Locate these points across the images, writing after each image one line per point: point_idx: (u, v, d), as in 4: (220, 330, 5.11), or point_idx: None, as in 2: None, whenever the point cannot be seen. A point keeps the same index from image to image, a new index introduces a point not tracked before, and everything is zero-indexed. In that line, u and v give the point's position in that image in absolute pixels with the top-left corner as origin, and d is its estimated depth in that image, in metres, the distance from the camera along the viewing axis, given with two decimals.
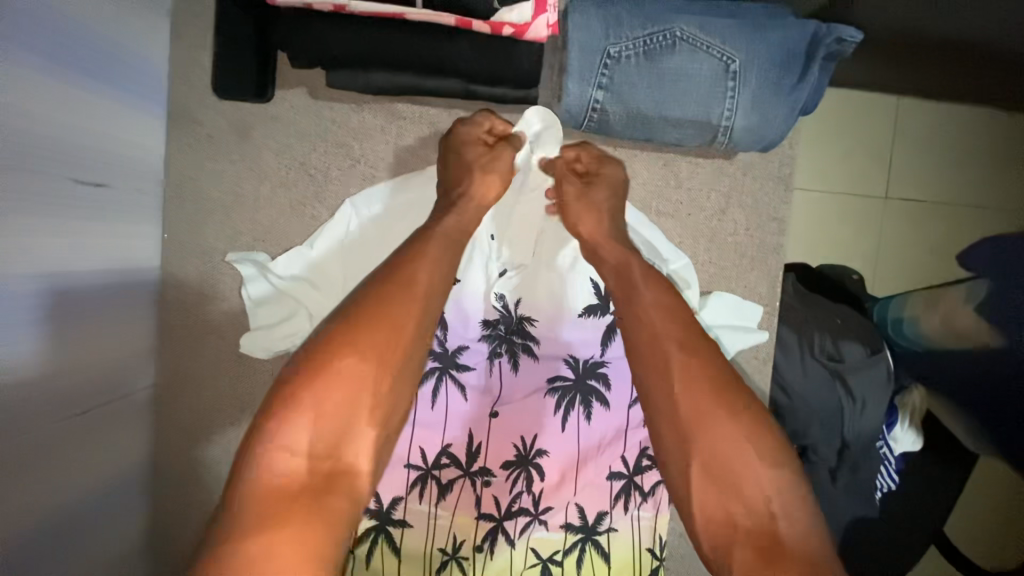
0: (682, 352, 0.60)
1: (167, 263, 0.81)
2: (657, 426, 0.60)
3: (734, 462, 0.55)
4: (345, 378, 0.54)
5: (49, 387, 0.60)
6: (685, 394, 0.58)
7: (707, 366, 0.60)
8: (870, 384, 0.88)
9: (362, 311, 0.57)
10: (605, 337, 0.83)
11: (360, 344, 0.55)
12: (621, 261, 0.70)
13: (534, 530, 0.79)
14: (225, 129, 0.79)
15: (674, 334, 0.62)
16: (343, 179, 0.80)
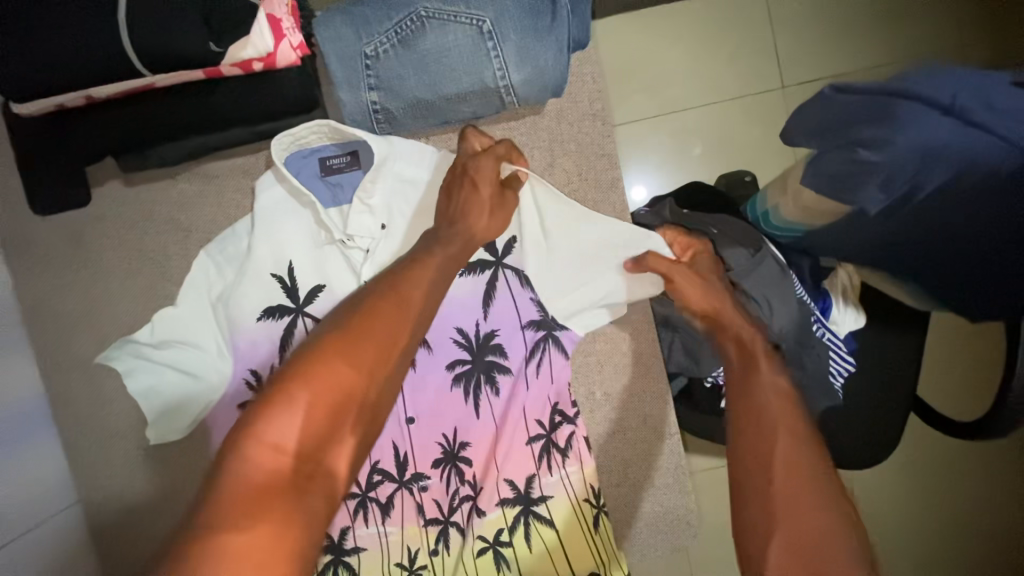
0: (789, 435, 0.57)
1: (51, 383, 0.82)
2: (743, 475, 0.56)
3: (825, 552, 0.49)
4: (334, 379, 0.57)
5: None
6: (784, 465, 0.55)
7: (816, 474, 0.54)
8: (766, 282, 0.88)
9: (354, 333, 0.61)
10: (485, 300, 0.82)
11: (361, 353, 0.60)
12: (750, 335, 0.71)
13: (476, 519, 0.82)
14: (61, 242, 0.80)
15: (787, 423, 0.58)
16: (184, 252, 0.80)
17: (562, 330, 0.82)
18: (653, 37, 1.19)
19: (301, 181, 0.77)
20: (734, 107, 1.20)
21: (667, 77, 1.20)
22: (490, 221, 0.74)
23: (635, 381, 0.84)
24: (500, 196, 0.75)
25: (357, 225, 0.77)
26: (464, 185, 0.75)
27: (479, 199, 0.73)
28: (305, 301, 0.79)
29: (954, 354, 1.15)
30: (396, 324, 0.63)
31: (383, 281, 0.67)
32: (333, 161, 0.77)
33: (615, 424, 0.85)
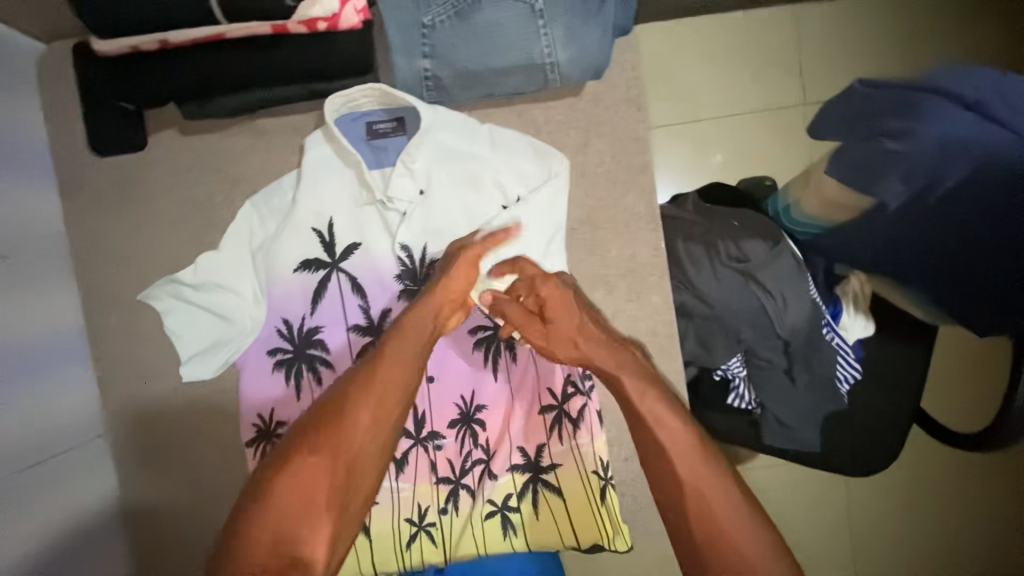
0: (693, 479, 0.59)
1: (90, 318, 0.85)
2: (675, 527, 0.60)
3: None
4: (302, 468, 0.59)
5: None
6: (697, 517, 0.58)
7: (722, 483, 0.59)
8: (781, 277, 0.92)
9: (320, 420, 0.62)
10: None
11: (321, 438, 0.60)
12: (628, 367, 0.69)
13: (487, 482, 0.84)
14: (114, 184, 0.84)
15: (686, 463, 0.60)
16: (228, 202, 0.84)
17: None
18: (686, 42, 1.24)
19: (348, 141, 0.80)
20: (760, 114, 1.24)
21: (697, 82, 1.24)
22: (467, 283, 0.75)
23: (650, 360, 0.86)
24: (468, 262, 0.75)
25: (397, 188, 0.81)
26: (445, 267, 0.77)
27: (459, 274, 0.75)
28: (341, 257, 0.83)
29: (959, 368, 1.18)
30: (353, 405, 0.62)
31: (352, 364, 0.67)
32: (380, 126, 0.81)
33: None
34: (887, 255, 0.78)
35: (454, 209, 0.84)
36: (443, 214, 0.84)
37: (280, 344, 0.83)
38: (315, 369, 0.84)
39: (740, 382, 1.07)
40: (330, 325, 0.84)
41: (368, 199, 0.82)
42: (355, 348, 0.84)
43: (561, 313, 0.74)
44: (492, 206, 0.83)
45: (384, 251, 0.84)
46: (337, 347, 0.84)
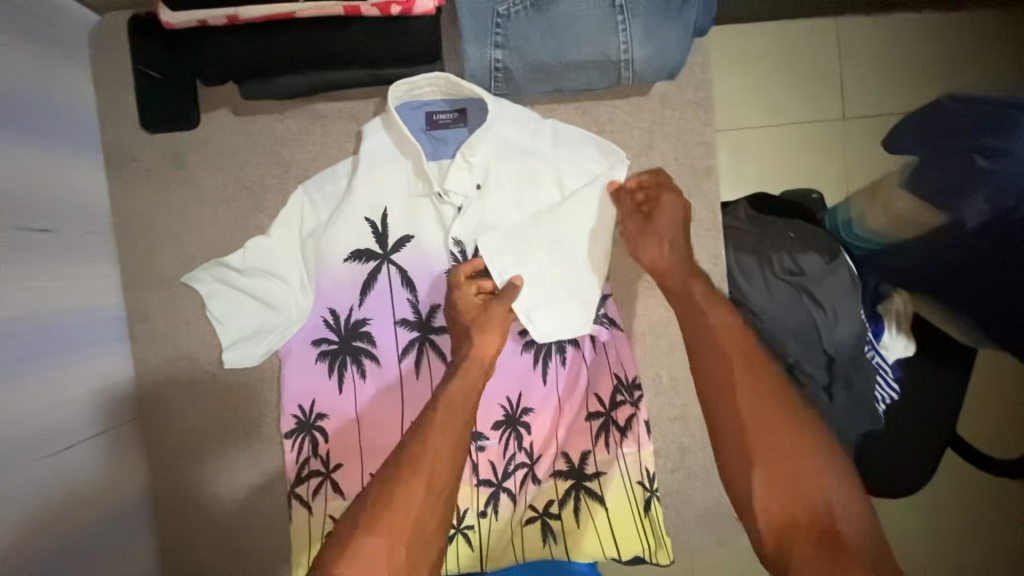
0: (746, 375, 0.65)
1: (129, 298, 0.83)
2: (720, 416, 0.65)
3: (801, 471, 0.58)
4: (364, 552, 0.58)
5: (15, 432, 0.62)
6: (748, 404, 0.63)
7: (773, 381, 0.64)
8: (835, 293, 0.90)
9: (374, 505, 0.62)
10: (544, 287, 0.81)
11: (381, 522, 0.60)
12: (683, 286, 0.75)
13: (530, 487, 0.82)
14: (162, 161, 0.82)
15: (737, 357, 0.67)
16: (280, 186, 0.82)
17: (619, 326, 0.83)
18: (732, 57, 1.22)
19: (406, 131, 0.78)
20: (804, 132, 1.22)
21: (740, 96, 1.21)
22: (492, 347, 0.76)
23: None
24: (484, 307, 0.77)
25: (453, 181, 0.79)
26: (451, 310, 0.78)
27: (477, 322, 0.76)
28: (392, 249, 0.81)
29: (1002, 391, 1.16)
30: (400, 493, 0.62)
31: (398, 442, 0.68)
32: (440, 117, 0.79)
33: (676, 409, 0.86)
34: (957, 274, 0.75)
35: (510, 205, 0.81)
36: (498, 211, 0.81)
37: (324, 335, 0.81)
38: (359, 362, 0.82)
39: None
40: (378, 319, 0.82)
41: (423, 191, 0.80)
42: (402, 344, 0.82)
43: (665, 214, 0.79)
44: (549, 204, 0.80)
45: (436, 246, 0.82)
46: (384, 341, 0.82)
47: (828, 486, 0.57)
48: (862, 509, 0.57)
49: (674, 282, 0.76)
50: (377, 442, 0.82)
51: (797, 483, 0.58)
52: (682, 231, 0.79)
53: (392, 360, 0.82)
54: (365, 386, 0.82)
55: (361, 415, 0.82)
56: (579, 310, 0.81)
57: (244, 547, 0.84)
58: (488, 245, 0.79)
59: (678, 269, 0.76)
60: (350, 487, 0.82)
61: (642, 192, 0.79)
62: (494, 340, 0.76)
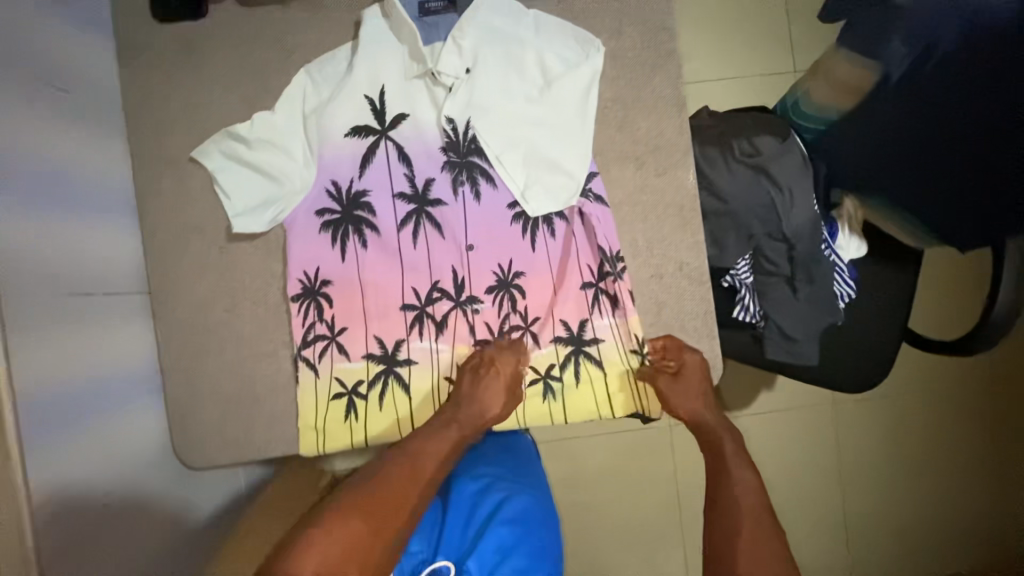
0: (748, 520, 0.72)
1: (137, 178, 0.87)
2: (715, 542, 0.72)
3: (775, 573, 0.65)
4: (350, 531, 0.66)
5: (40, 260, 0.67)
6: (747, 542, 0.69)
7: (774, 535, 0.70)
8: (790, 171, 1.00)
9: (363, 501, 0.71)
10: (534, 167, 0.89)
11: (368, 511, 0.69)
12: (716, 441, 0.86)
13: (532, 350, 0.89)
14: (170, 50, 0.88)
15: (750, 511, 0.73)
16: (281, 71, 0.88)
17: (600, 199, 0.89)
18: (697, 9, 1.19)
19: (401, 13, 0.85)
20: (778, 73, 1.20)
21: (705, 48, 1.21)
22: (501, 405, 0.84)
23: (676, 234, 0.90)
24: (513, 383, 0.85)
25: (446, 63, 0.86)
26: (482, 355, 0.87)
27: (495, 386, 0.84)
28: (390, 126, 0.88)
29: (943, 287, 1.30)
30: (389, 494, 0.73)
31: (395, 448, 0.80)
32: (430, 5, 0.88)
33: (652, 270, 0.90)
34: (875, 147, 0.92)
35: (498, 84, 0.89)
36: (487, 90, 0.89)
37: (327, 206, 0.87)
38: (360, 233, 0.88)
39: (747, 291, 1.11)
40: (377, 191, 0.88)
41: (417, 71, 0.87)
42: (400, 216, 0.89)
43: (694, 382, 0.86)
44: (532, 83, 0.89)
45: (430, 124, 0.89)
46: (384, 213, 0.88)
47: None
48: None
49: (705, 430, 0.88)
50: (380, 307, 0.88)
51: None
52: (707, 385, 0.87)
53: (391, 231, 0.88)
54: (366, 254, 0.88)
55: (365, 282, 0.88)
56: (564, 181, 0.88)
57: (249, 415, 0.87)
58: (482, 124, 0.88)
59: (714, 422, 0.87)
60: (355, 351, 0.88)
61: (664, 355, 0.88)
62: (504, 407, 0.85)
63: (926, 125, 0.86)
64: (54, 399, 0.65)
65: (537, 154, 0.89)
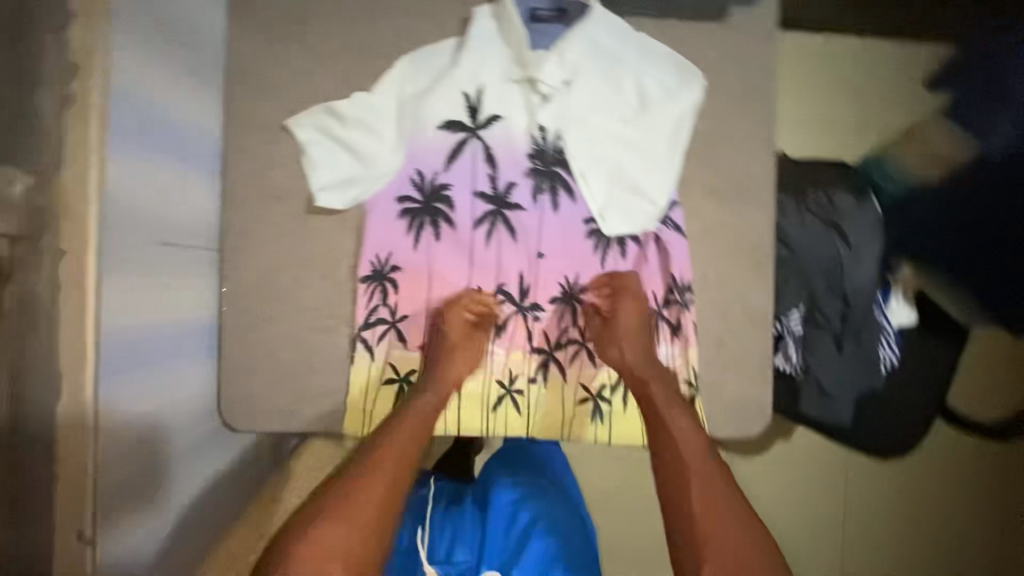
0: (702, 490, 0.71)
1: (227, 136, 0.88)
2: (677, 518, 0.71)
3: (742, 561, 0.65)
4: (323, 535, 0.67)
5: (136, 205, 0.69)
6: (702, 512, 0.69)
7: (728, 491, 0.71)
8: (863, 230, 0.99)
9: (333, 501, 0.70)
10: (616, 187, 0.89)
11: (335, 512, 0.69)
12: (644, 391, 0.83)
13: (586, 366, 0.89)
14: (281, 16, 0.89)
15: (697, 476, 0.72)
16: (385, 54, 0.89)
17: (677, 228, 0.89)
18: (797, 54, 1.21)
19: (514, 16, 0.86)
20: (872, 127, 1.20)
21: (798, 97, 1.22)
22: (465, 366, 0.86)
23: (746, 274, 0.90)
24: (470, 333, 0.86)
25: (547, 71, 0.87)
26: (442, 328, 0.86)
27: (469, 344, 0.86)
28: (482, 124, 0.88)
29: (996, 372, 1.28)
30: (359, 484, 0.72)
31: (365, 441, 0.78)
32: (541, 13, 0.88)
33: (717, 306, 0.90)
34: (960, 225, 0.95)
35: (594, 100, 0.89)
36: (583, 104, 0.89)
37: (409, 193, 0.88)
38: (435, 224, 0.88)
39: (792, 340, 1.09)
40: (458, 186, 0.88)
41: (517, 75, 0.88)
42: (477, 214, 0.89)
43: (627, 331, 0.86)
44: (627, 105, 0.89)
45: (521, 129, 0.89)
46: (462, 208, 0.88)
47: None
48: None
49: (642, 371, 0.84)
50: (443, 301, 0.88)
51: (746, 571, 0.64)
52: (643, 327, 0.87)
53: (466, 227, 0.88)
54: (438, 246, 0.88)
55: (433, 273, 0.88)
56: (645, 206, 0.88)
57: (299, 385, 0.88)
58: (573, 137, 0.89)
59: (646, 364, 0.84)
60: (414, 338, 0.89)
61: (603, 304, 0.88)
62: (468, 367, 0.86)
63: (1001, 204, 0.92)
64: (130, 340, 0.68)
65: (622, 174, 0.89)
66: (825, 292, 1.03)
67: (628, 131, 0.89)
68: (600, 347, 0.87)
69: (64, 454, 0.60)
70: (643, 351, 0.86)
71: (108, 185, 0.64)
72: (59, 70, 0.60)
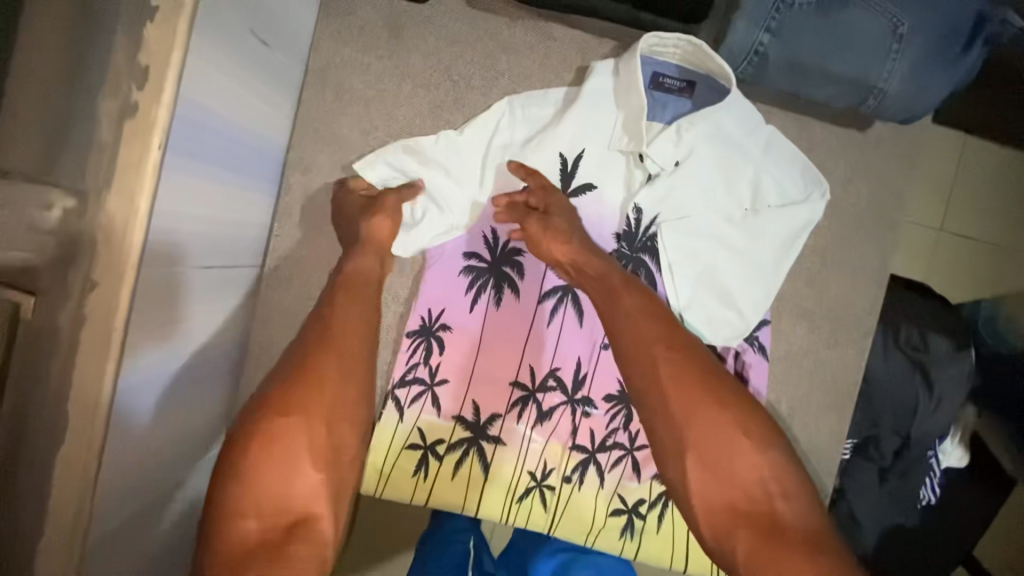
0: (669, 353, 0.64)
1: (295, 145, 0.79)
2: (657, 430, 0.62)
3: (726, 445, 0.59)
4: (286, 437, 0.55)
5: (176, 234, 0.58)
6: (677, 392, 0.61)
7: (711, 398, 0.61)
8: (950, 381, 0.88)
9: (273, 407, 0.57)
10: (705, 292, 0.79)
11: (286, 406, 0.57)
12: (603, 274, 0.71)
13: (628, 477, 0.81)
14: (378, 23, 0.79)
15: (674, 373, 0.62)
16: (484, 91, 0.80)
17: (756, 352, 0.81)
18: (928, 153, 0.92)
19: (636, 80, 0.74)
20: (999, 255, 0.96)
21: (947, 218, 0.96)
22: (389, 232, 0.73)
23: (821, 411, 0.83)
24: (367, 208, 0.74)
25: (658, 149, 0.77)
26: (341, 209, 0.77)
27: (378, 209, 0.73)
28: (572, 192, 0.79)
29: None
30: (320, 371, 0.60)
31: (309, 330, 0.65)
32: (665, 82, 0.78)
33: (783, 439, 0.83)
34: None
35: (700, 190, 0.79)
36: (687, 192, 0.79)
37: (477, 251, 0.79)
38: (499, 289, 0.80)
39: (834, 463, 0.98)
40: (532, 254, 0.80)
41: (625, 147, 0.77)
42: (546, 287, 0.80)
43: (562, 214, 0.73)
44: (735, 204, 0.79)
45: (614, 205, 0.80)
46: (532, 277, 0.80)
47: (751, 459, 0.59)
48: (784, 464, 0.59)
49: (590, 268, 0.71)
50: (489, 374, 0.80)
51: (732, 465, 0.58)
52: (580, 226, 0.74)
53: (530, 298, 0.80)
54: (496, 313, 0.80)
55: (483, 343, 0.80)
56: (731, 319, 0.79)
57: None
58: (670, 230, 0.78)
59: (592, 257, 0.71)
60: (448, 406, 0.80)
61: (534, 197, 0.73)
62: (387, 223, 0.73)
63: None
64: (146, 383, 0.58)
65: (712, 281, 0.79)
66: (889, 433, 0.92)
67: (730, 233, 0.79)
68: (534, 248, 0.73)
69: (55, 524, 0.51)
70: (585, 241, 0.73)
71: (157, 212, 0.53)
72: (124, 72, 0.50)
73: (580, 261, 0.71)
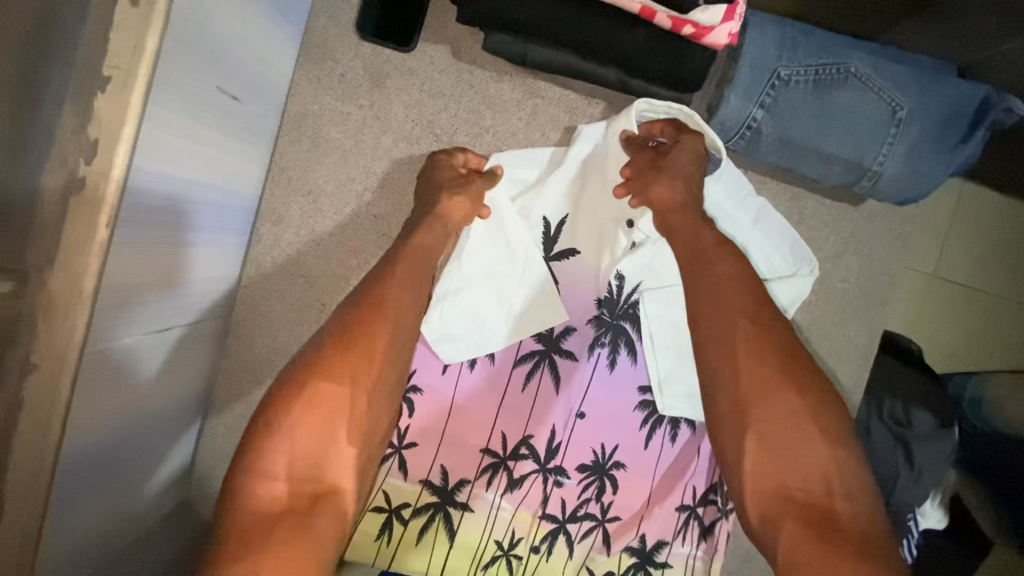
0: (750, 329, 0.62)
1: (269, 195, 0.77)
2: (716, 408, 0.62)
3: (796, 437, 0.57)
4: (320, 399, 0.58)
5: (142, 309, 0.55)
6: (750, 372, 0.60)
7: (787, 390, 0.59)
8: (934, 456, 0.84)
9: (318, 371, 0.59)
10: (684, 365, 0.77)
11: (330, 372, 0.59)
12: (690, 232, 0.68)
13: (599, 547, 0.78)
14: (359, 73, 0.76)
15: (749, 354, 0.61)
16: (468, 146, 0.78)
17: None
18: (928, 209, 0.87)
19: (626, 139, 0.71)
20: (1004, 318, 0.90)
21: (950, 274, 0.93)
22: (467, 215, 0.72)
23: None
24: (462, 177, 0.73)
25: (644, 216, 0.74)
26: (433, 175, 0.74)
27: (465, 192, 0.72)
28: (554, 256, 0.77)
29: None
30: (366, 335, 0.62)
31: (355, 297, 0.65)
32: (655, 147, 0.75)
33: None
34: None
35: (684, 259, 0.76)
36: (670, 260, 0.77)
37: None
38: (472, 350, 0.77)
39: None
40: None
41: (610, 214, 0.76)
42: (522, 352, 0.78)
43: (678, 163, 0.70)
44: None
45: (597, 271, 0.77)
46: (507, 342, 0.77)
47: (820, 456, 0.57)
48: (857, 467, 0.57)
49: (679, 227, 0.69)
50: (460, 438, 0.77)
51: (797, 458, 0.57)
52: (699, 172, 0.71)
53: (505, 362, 0.78)
54: (468, 376, 0.77)
55: (455, 406, 0.77)
56: None
57: None
58: (651, 300, 0.77)
59: (682, 212, 0.69)
60: (415, 471, 0.77)
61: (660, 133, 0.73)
62: (465, 205, 0.72)
63: None
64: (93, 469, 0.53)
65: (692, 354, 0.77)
66: None
67: None
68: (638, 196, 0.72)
69: None
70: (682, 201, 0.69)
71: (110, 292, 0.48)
72: None
73: (667, 209, 0.69)
